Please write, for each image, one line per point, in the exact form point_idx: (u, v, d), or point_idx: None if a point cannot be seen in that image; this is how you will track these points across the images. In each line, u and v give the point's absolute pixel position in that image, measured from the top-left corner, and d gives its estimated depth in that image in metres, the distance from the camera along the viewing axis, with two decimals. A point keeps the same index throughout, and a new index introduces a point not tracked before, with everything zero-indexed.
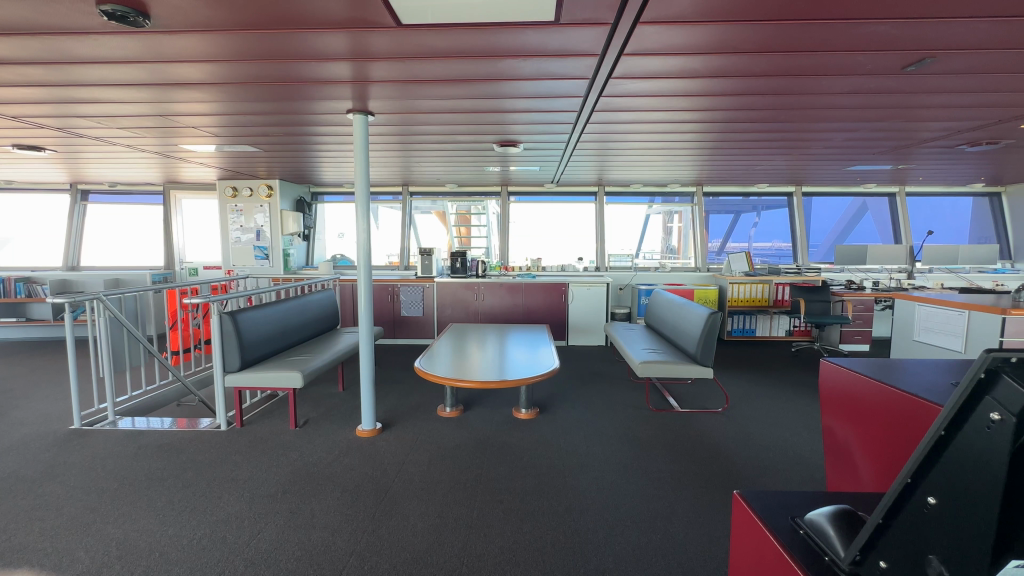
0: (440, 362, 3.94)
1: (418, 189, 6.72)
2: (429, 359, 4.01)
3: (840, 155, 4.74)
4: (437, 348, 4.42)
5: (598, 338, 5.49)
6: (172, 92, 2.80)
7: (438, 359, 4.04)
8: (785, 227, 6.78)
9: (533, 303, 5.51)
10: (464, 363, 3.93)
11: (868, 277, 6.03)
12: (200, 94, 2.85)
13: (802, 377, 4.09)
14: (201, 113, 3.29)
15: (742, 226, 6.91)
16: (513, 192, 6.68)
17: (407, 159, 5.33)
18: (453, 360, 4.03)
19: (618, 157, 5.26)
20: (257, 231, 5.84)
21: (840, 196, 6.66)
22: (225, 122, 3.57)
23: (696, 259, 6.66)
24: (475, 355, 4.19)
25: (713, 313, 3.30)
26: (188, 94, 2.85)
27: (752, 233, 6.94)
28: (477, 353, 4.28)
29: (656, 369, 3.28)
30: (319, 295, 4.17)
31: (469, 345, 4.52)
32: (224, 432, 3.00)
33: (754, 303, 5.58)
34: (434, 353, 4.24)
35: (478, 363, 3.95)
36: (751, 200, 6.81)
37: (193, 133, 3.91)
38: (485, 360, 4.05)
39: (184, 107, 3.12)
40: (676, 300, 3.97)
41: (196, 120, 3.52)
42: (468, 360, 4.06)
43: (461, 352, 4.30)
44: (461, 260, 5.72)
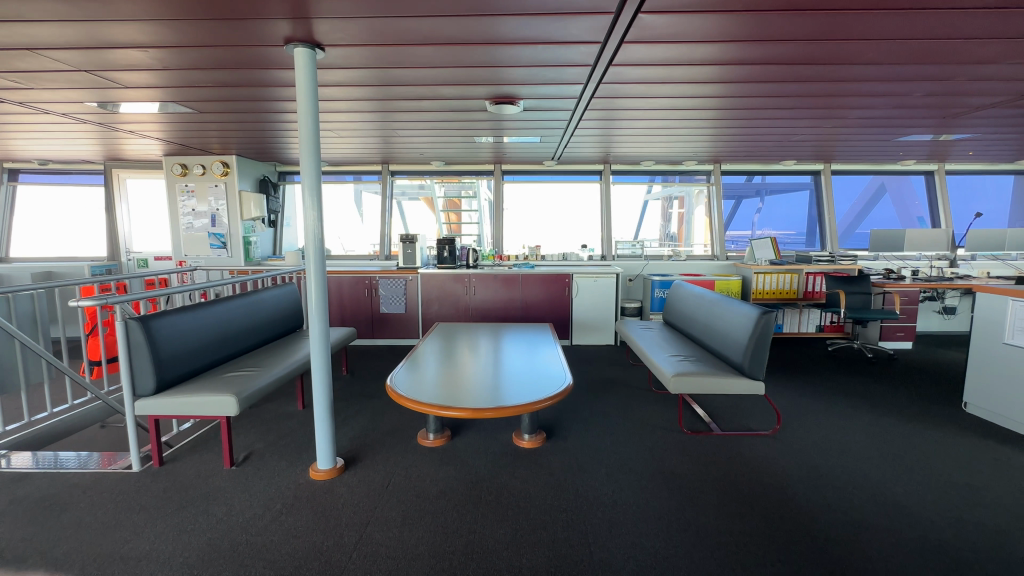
0: (422, 370, 3.21)
1: (399, 167, 5.94)
2: (406, 367, 3.27)
3: (894, 126, 4.08)
4: (415, 353, 3.67)
5: (607, 337, 4.82)
6: (93, 28, 2.05)
7: (417, 367, 3.30)
8: (801, 212, 6.19)
9: (531, 296, 4.81)
10: (450, 370, 3.21)
11: (905, 265, 5.41)
12: (122, 31, 2.10)
13: (855, 387, 3.45)
14: (143, 67, 2.55)
15: (744, 213, 6.19)
16: (505, 171, 5.95)
17: (387, 132, 4.57)
18: (434, 367, 3.29)
19: (630, 130, 4.54)
20: (211, 215, 5.03)
21: (870, 174, 6.01)
22: (170, 82, 2.82)
23: (706, 247, 6.04)
24: (463, 361, 3.46)
25: (764, 311, 2.61)
26: (115, 32, 2.10)
27: (755, 219, 6.35)
28: (465, 358, 3.55)
29: (692, 384, 2.61)
30: (276, 291, 3.44)
31: (455, 351, 3.78)
32: (135, 475, 2.29)
33: (781, 296, 4.94)
34: (411, 359, 3.49)
35: (469, 370, 3.22)
36: (755, 182, 6.19)
37: (128, 97, 3.14)
38: (478, 365, 3.33)
39: (122, 55, 2.39)
40: (708, 297, 3.26)
41: (136, 79, 2.77)
42: (456, 366, 3.33)
43: (446, 358, 3.57)
44: (448, 248, 4.94)
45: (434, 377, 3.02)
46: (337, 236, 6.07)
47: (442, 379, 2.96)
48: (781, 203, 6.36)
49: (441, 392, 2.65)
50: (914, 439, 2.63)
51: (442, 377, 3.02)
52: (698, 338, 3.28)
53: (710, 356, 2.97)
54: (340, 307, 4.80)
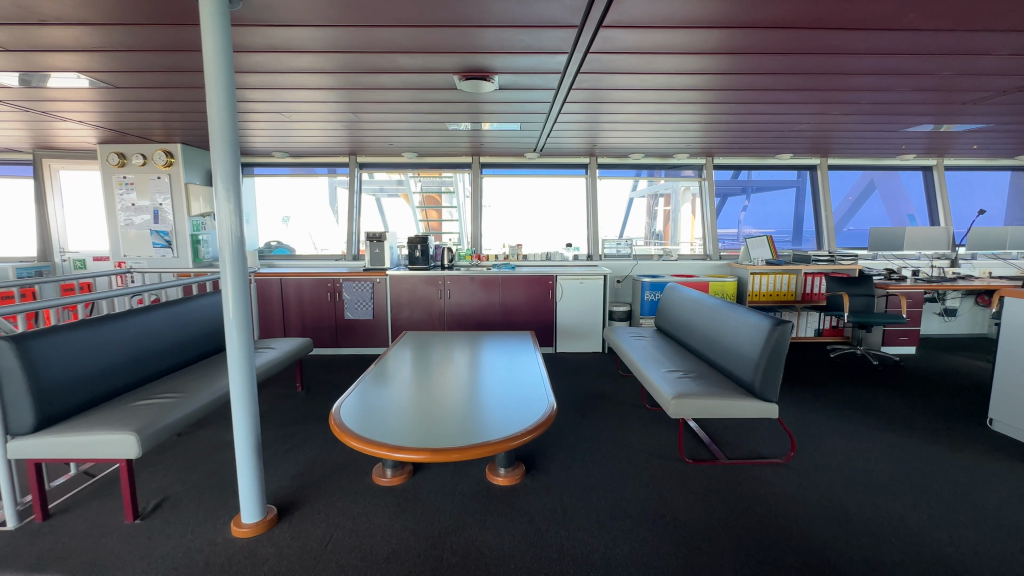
0: (382, 385, 2.75)
1: (368, 159, 5.45)
2: (364, 381, 2.81)
3: (904, 118, 3.78)
4: (377, 365, 3.21)
5: (593, 344, 4.44)
6: None
7: (376, 381, 2.85)
8: (795, 211, 5.90)
9: (512, 299, 4.40)
10: (414, 385, 2.76)
11: (904, 265, 5.16)
12: None
13: (866, 401, 3.13)
14: (24, 24, 2.06)
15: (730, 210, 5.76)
16: (484, 164, 5.52)
17: (352, 118, 4.10)
18: (396, 381, 2.84)
19: (618, 120, 4.16)
20: (153, 210, 4.50)
21: (862, 170, 5.77)
22: (67, 47, 2.32)
23: (692, 244, 5.70)
24: (432, 374, 3.02)
25: (777, 321, 2.24)
26: None
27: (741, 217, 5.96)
28: (434, 370, 3.11)
29: (694, 406, 2.24)
30: (209, 299, 2.98)
31: (423, 362, 3.33)
32: (10, 534, 1.82)
33: (778, 298, 4.62)
34: (371, 371, 3.03)
35: (438, 384, 2.77)
36: (739, 178, 5.85)
37: (26, 68, 2.62)
38: (448, 379, 2.90)
39: None
40: (710, 302, 2.88)
41: (27, 42, 2.27)
42: (422, 380, 2.88)
43: (412, 370, 3.12)
44: (420, 247, 4.50)
45: (395, 394, 2.57)
46: (300, 234, 5.55)
47: (404, 398, 2.51)
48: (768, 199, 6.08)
49: (400, 416, 2.20)
50: (946, 468, 2.30)
51: (404, 394, 2.57)
52: (697, 347, 2.91)
53: (714, 371, 2.59)
54: (301, 313, 4.33)
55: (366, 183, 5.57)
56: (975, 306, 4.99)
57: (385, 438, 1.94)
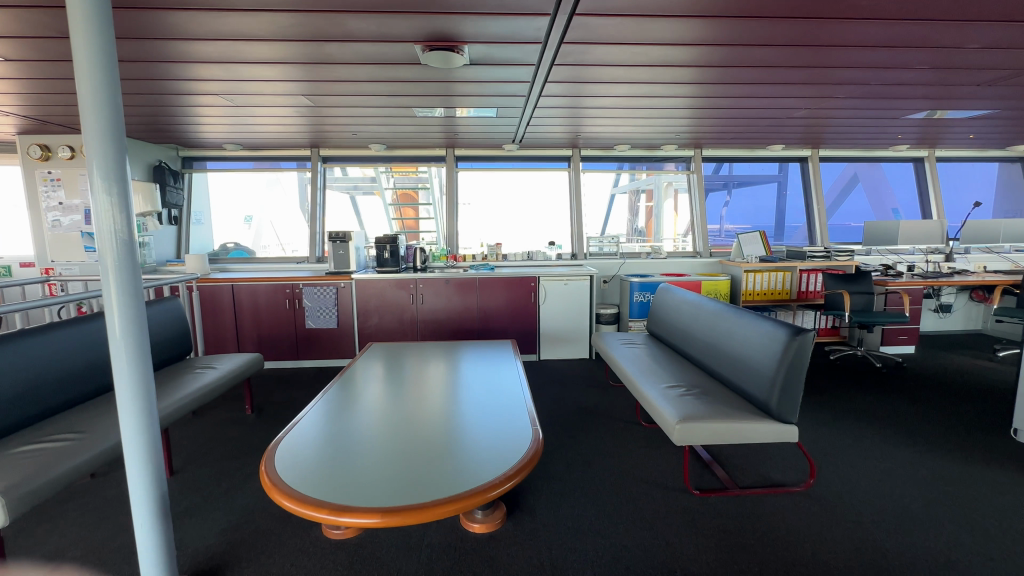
0: (336, 406, 2.34)
1: (333, 152, 5.00)
2: (317, 402, 2.39)
3: (907, 103, 3.54)
4: (338, 381, 2.79)
5: (579, 350, 4.12)
6: None
7: (332, 401, 2.43)
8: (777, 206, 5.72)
9: (491, 303, 4.04)
10: (375, 405, 2.34)
11: (898, 260, 4.98)
12: None
13: (878, 411, 2.88)
14: None
15: (715, 206, 5.41)
16: (459, 157, 5.13)
17: (309, 105, 3.67)
18: (356, 400, 2.42)
19: (604, 109, 3.82)
20: (84, 210, 4.00)
21: (847, 161, 5.53)
22: None
23: (674, 241, 5.43)
24: (398, 391, 2.61)
25: (799, 328, 1.92)
26: None
27: (724, 213, 5.53)
28: (402, 386, 2.71)
29: (703, 431, 1.91)
30: None
31: (391, 376, 2.92)
32: None
33: (773, 297, 4.37)
34: (328, 390, 2.62)
35: (403, 404, 2.36)
36: (721, 174, 5.53)
37: None
38: (417, 397, 2.49)
39: None
40: (713, 307, 2.55)
41: None
42: (386, 398, 2.47)
43: (378, 386, 2.71)
44: (390, 248, 4.09)
45: (350, 419, 2.15)
46: (258, 235, 5.07)
47: (360, 423, 2.10)
48: (755, 193, 5.68)
49: (350, 451, 1.79)
50: (983, 494, 2.03)
51: (361, 418, 2.16)
52: (699, 356, 2.58)
53: (723, 385, 2.26)
54: (256, 323, 3.89)
55: (334, 180, 5.14)
56: (970, 301, 4.84)
57: (322, 487, 1.52)
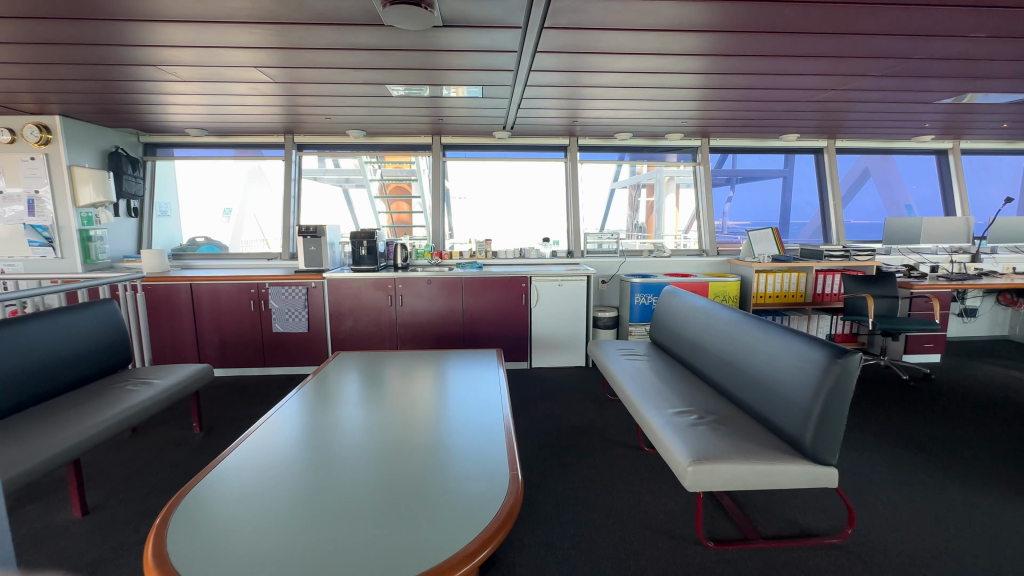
0: (282, 433, 1.99)
1: (309, 139, 4.60)
2: (268, 427, 2.05)
3: (942, 86, 3.16)
4: (294, 397, 2.44)
5: (574, 357, 3.76)
6: None
7: (279, 426, 2.09)
8: (782, 204, 5.36)
9: (477, 306, 3.67)
10: (327, 432, 2.00)
11: (920, 260, 4.61)
12: None
13: (913, 436, 2.52)
14: None
15: (720, 200, 5.08)
16: (447, 145, 4.74)
17: (273, 86, 3.27)
18: (312, 424, 2.09)
19: (604, 93, 3.44)
20: (28, 201, 3.65)
21: (859, 154, 5.18)
22: None
23: (676, 238, 5.03)
24: (361, 410, 2.26)
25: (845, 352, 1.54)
26: None
27: (727, 209, 5.22)
28: (368, 403, 2.36)
29: (720, 476, 1.55)
30: (36, 324, 2.19)
31: (357, 389, 2.57)
32: None
33: (785, 301, 4.01)
34: (292, 408, 2.29)
35: (361, 430, 2.02)
36: (726, 168, 5.19)
37: None
38: (380, 419, 2.15)
39: None
40: (729, 319, 2.19)
41: None
42: (344, 421, 2.12)
43: (339, 402, 2.37)
44: (367, 244, 3.71)
45: (292, 453, 1.81)
46: (229, 229, 4.69)
47: (302, 460, 1.76)
48: (759, 189, 5.34)
49: (277, 510, 1.45)
50: None
51: (306, 453, 1.82)
52: (712, 374, 2.22)
53: (743, 410, 1.91)
54: (217, 327, 3.52)
55: (326, 171, 4.83)
56: (997, 305, 4.48)
57: (225, 575, 1.18)
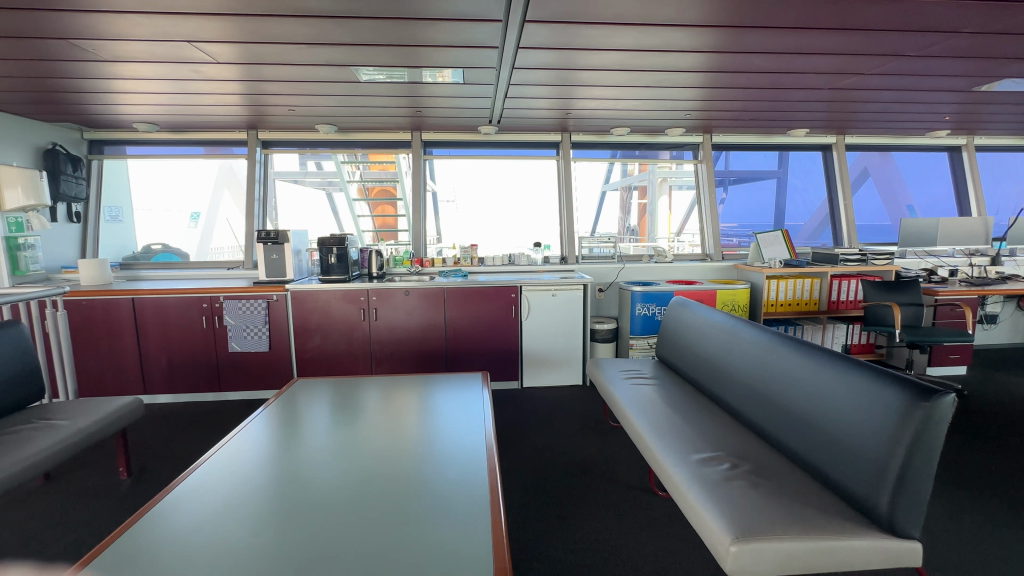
0: (211, 483, 1.61)
1: (276, 136, 4.18)
2: (217, 469, 1.71)
3: (972, 73, 2.85)
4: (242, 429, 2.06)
5: (570, 375, 3.39)
6: None
7: (232, 466, 1.74)
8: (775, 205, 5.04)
9: (460, 319, 3.28)
10: (285, 474, 1.68)
11: (937, 264, 4.32)
12: None
13: (969, 475, 2.19)
14: None
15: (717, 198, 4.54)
16: (429, 142, 4.34)
17: (228, 77, 2.88)
18: (274, 463, 1.75)
19: (600, 84, 3.08)
20: None
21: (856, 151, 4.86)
22: None
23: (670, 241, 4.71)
24: (317, 447, 1.89)
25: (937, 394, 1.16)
26: None
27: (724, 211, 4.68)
28: (326, 436, 1.99)
29: (772, 559, 1.16)
30: None
31: (318, 417, 2.20)
32: None
33: (799, 309, 3.68)
34: (247, 443, 1.94)
35: (318, 471, 1.68)
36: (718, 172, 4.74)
37: None
38: (337, 458, 1.78)
39: None
40: (759, 339, 1.86)
41: None
42: (304, 459, 1.79)
43: (291, 435, 2.00)
44: (336, 251, 3.30)
45: (219, 511, 1.45)
46: (194, 235, 4.26)
47: (239, 520, 1.41)
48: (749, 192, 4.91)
49: None
50: None
51: (234, 514, 1.45)
52: (734, 399, 1.91)
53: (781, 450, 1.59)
54: (164, 346, 3.10)
55: (307, 174, 4.48)
56: (1019, 311, 4.20)
57: None
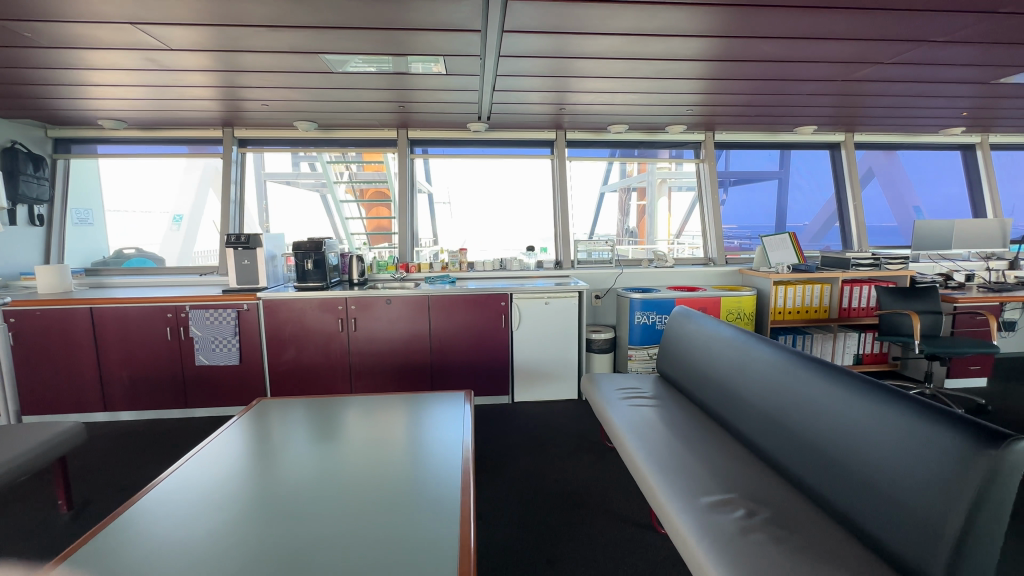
0: (153, 526, 1.43)
1: (253, 134, 3.96)
2: (179, 505, 1.55)
3: (1000, 64, 2.63)
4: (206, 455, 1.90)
5: (564, 389, 3.17)
6: None
7: (198, 498, 1.59)
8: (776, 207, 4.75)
9: (446, 329, 3.05)
10: (257, 507, 1.54)
11: (952, 267, 4.10)
12: None
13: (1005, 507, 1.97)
14: None
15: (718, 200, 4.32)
16: (416, 139, 4.12)
17: (192, 72, 2.65)
18: (244, 493, 1.61)
19: (596, 79, 2.87)
20: None
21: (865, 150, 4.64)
22: None
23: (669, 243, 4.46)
24: (292, 473, 1.75)
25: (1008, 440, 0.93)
26: None
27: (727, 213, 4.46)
28: (290, 467, 1.78)
29: None
30: None
31: (286, 442, 1.99)
32: None
33: (808, 317, 3.46)
34: (212, 469, 1.78)
35: (294, 503, 1.55)
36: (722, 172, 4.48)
37: None
38: (296, 499, 1.57)
39: None
40: (778, 361, 1.66)
41: None
42: (277, 487, 1.65)
43: (252, 465, 1.79)
44: (314, 257, 3.08)
45: (166, 561, 1.28)
46: (179, 240, 4.04)
47: (203, 566, 1.27)
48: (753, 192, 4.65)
49: None
50: None
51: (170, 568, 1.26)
52: (740, 421, 1.75)
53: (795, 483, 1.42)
54: (125, 359, 2.87)
55: (300, 175, 4.29)
56: None
57: None
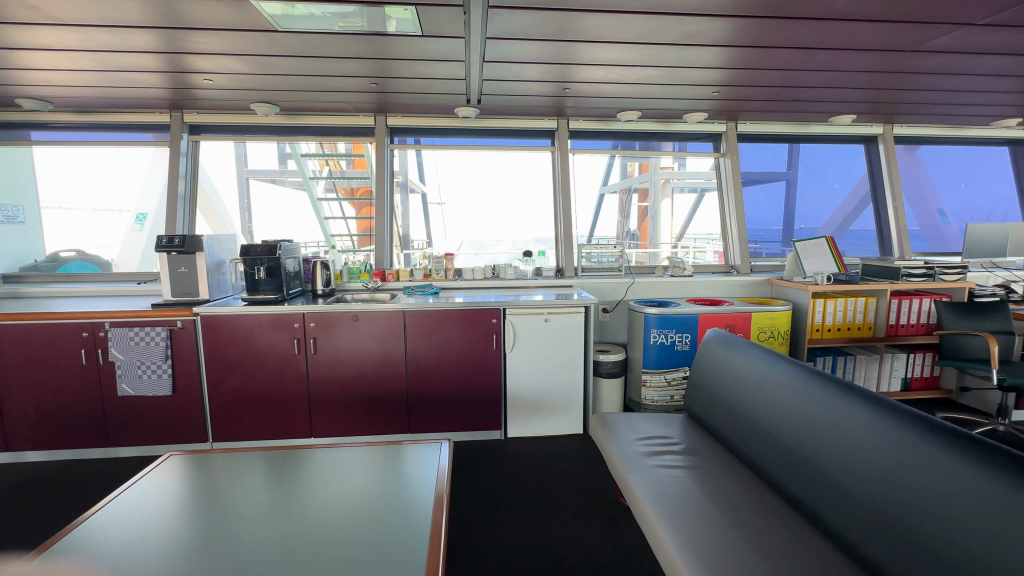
0: None
1: (206, 120, 3.43)
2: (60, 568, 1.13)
3: None
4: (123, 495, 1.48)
5: (567, 422, 2.66)
6: None
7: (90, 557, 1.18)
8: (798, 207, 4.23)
9: (425, 350, 2.54)
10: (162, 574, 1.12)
11: (1005, 277, 3.63)
12: None
13: None
14: None
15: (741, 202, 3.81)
16: (396, 127, 3.60)
17: (110, 40, 2.13)
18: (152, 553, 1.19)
19: (610, 55, 2.37)
20: None
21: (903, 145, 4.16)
22: None
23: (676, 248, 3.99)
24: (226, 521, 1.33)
25: None
26: None
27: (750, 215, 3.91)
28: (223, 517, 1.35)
29: None
30: None
31: (227, 481, 1.56)
32: None
33: (851, 336, 2.97)
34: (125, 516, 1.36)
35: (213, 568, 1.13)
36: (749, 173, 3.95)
37: None
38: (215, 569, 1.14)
39: None
40: (864, 413, 1.23)
41: None
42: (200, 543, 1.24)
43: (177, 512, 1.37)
44: (267, 263, 2.55)
45: None
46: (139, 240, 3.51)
47: None
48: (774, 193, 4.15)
49: None
50: None
51: None
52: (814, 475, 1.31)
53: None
54: (31, 390, 2.34)
55: (287, 173, 3.84)
56: None
57: None
